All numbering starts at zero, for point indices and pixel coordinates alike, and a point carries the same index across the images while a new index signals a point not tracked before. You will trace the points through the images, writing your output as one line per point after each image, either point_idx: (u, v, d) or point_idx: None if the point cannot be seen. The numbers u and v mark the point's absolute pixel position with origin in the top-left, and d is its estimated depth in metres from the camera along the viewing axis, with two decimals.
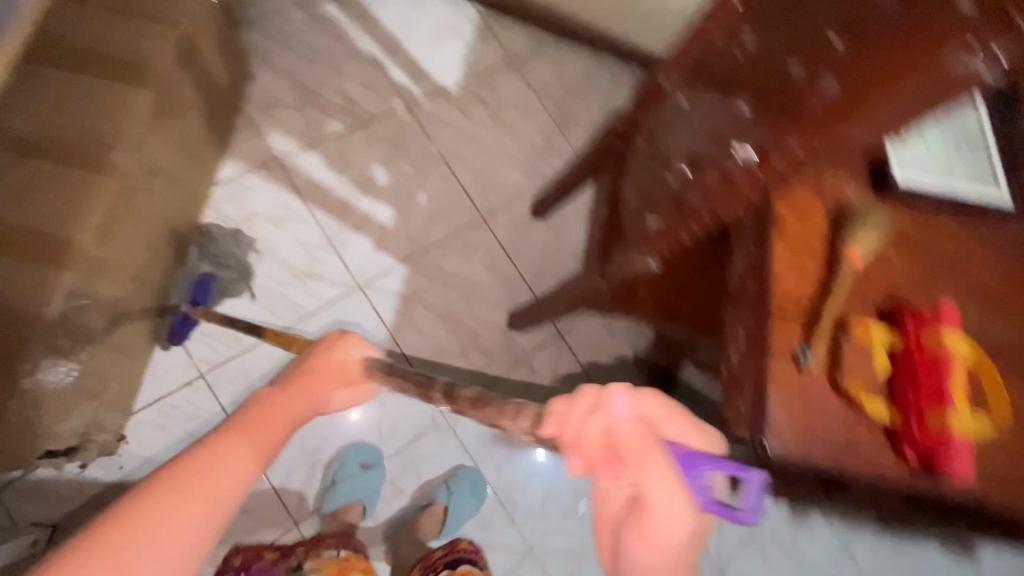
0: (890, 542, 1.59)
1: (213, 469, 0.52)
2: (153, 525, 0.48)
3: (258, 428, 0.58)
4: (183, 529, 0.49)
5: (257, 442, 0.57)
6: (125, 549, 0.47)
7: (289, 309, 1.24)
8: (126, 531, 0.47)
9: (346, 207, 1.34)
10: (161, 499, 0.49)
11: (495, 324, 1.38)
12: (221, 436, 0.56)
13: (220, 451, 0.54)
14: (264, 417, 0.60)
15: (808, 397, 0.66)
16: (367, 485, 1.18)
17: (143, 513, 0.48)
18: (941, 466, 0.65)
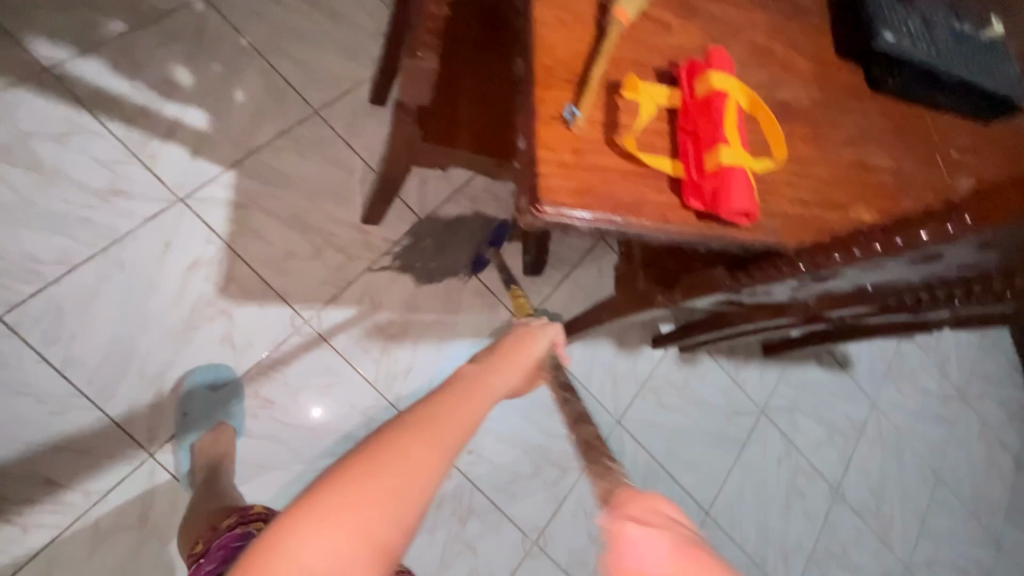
0: (772, 369, 1.70)
1: (439, 432, 0.47)
2: (380, 483, 0.42)
3: (471, 398, 0.53)
4: (396, 494, 0.42)
5: (467, 421, 0.51)
6: (357, 498, 0.41)
7: (97, 232, 1.10)
8: (364, 473, 0.43)
9: (146, 115, 1.19)
10: (410, 448, 0.45)
11: (348, 221, 1.29)
12: (448, 400, 0.51)
13: (449, 413, 0.50)
14: (473, 395, 0.54)
15: (586, 156, 0.63)
16: (222, 408, 1.07)
17: (397, 453, 0.44)
18: (723, 202, 0.65)
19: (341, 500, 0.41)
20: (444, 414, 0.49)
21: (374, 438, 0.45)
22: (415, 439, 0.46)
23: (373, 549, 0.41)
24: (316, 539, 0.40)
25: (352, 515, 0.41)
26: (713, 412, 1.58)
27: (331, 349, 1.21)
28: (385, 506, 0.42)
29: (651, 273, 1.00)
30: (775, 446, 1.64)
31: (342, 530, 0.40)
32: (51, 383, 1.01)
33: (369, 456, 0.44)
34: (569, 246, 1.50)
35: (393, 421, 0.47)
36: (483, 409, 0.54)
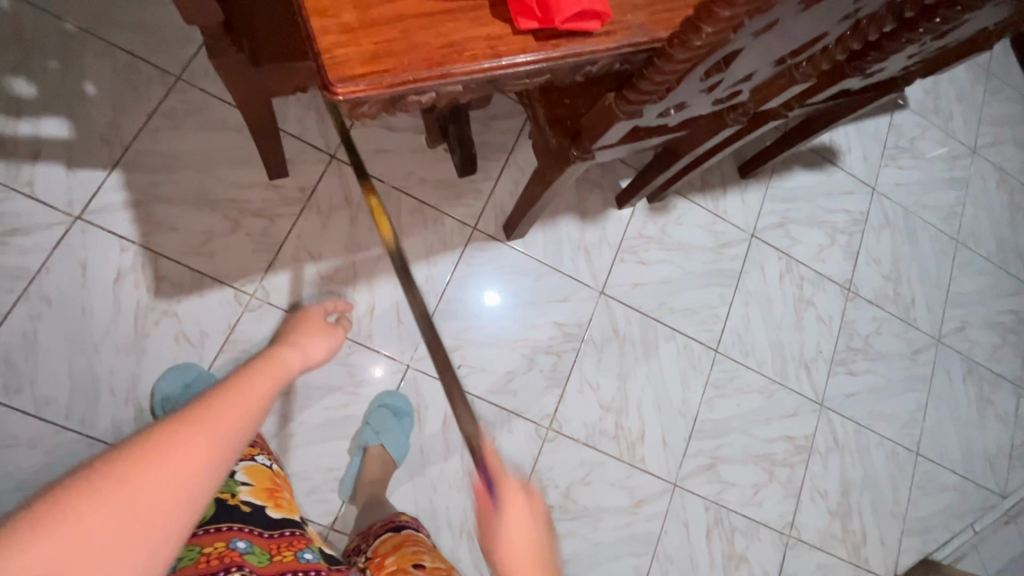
0: (754, 189, 1.59)
1: (221, 420, 0.50)
2: (157, 475, 0.44)
3: (255, 386, 0.57)
4: (163, 492, 0.44)
5: (247, 405, 0.54)
6: (111, 499, 0.41)
7: (13, 275, 1.07)
8: (135, 469, 0.43)
9: (4, 141, 1.10)
10: (191, 430, 0.48)
11: (256, 183, 1.22)
12: (244, 380, 0.58)
13: (248, 384, 0.57)
14: (259, 374, 0.60)
15: (375, 10, 0.53)
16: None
17: (170, 437, 0.46)
18: (556, 9, 0.55)
19: (108, 493, 0.42)
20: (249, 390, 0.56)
21: (145, 431, 0.47)
22: (201, 424, 0.49)
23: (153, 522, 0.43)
24: (108, 507, 0.41)
25: (103, 518, 0.41)
26: (700, 252, 1.51)
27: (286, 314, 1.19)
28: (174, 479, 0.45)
29: (559, 128, 0.89)
30: (773, 265, 1.57)
31: (110, 519, 0.41)
32: (34, 427, 1.04)
33: (141, 445, 0.45)
34: (496, 131, 1.38)
35: (195, 400, 0.52)
36: (270, 389, 0.59)
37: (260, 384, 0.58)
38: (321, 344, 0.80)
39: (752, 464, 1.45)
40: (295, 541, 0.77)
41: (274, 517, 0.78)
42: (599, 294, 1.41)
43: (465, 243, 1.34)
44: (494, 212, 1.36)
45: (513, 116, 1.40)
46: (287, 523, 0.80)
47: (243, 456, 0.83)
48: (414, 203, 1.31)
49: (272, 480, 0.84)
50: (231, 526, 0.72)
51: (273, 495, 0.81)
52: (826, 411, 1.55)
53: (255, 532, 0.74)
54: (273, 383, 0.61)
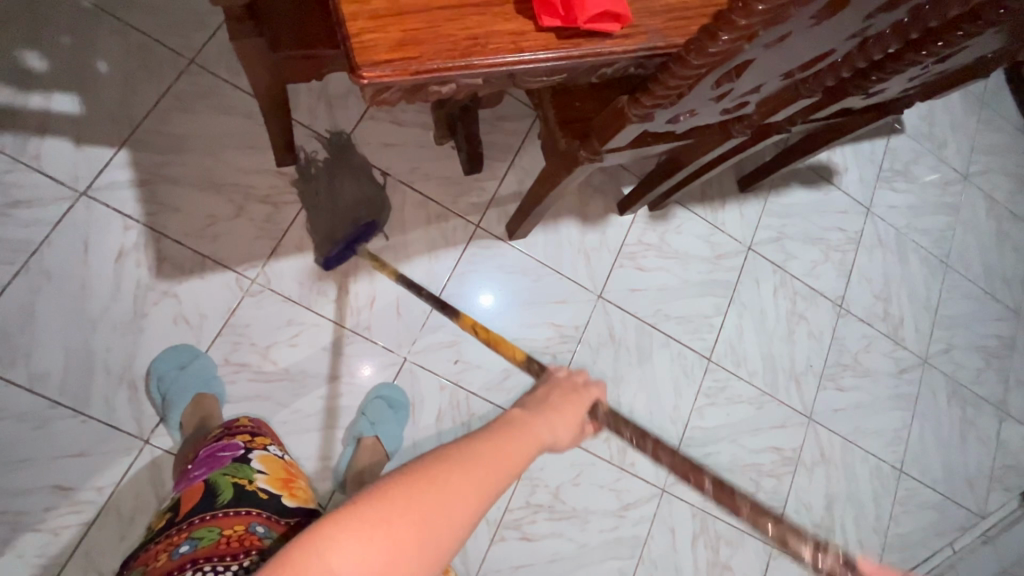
0: (753, 202, 1.62)
1: (484, 477, 0.56)
2: (425, 514, 0.50)
3: (511, 448, 0.61)
4: (438, 524, 0.50)
5: (500, 465, 0.59)
6: (408, 515, 0.49)
7: (15, 248, 1.07)
8: (423, 494, 0.51)
9: (12, 114, 1.10)
10: (459, 471, 0.54)
11: (263, 169, 1.22)
12: (503, 439, 0.62)
13: (505, 446, 0.62)
14: (514, 439, 0.63)
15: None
16: (193, 380, 1.08)
17: (443, 477, 0.53)
18: (578, 9, 0.57)
19: (403, 510, 0.49)
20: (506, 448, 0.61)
21: (432, 462, 0.54)
22: (461, 475, 0.54)
23: (422, 556, 0.49)
24: (396, 527, 0.48)
25: (398, 536, 0.48)
26: (698, 261, 1.53)
27: (285, 301, 1.19)
28: (439, 516, 0.51)
29: (568, 128, 0.90)
30: (769, 279, 1.60)
31: (390, 534, 0.48)
32: (26, 401, 1.03)
33: (427, 475, 0.52)
34: (504, 132, 1.40)
35: (461, 442, 0.59)
36: (518, 456, 0.62)
37: (512, 450, 0.62)
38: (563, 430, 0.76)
39: (740, 474, 1.47)
40: None
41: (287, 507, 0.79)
42: (597, 297, 1.42)
43: (467, 240, 1.35)
44: (498, 211, 1.38)
45: (522, 118, 1.41)
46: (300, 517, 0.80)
47: (257, 446, 0.86)
48: (418, 197, 1.32)
49: (286, 470, 0.86)
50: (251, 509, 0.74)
51: (287, 485, 0.83)
52: (814, 425, 1.57)
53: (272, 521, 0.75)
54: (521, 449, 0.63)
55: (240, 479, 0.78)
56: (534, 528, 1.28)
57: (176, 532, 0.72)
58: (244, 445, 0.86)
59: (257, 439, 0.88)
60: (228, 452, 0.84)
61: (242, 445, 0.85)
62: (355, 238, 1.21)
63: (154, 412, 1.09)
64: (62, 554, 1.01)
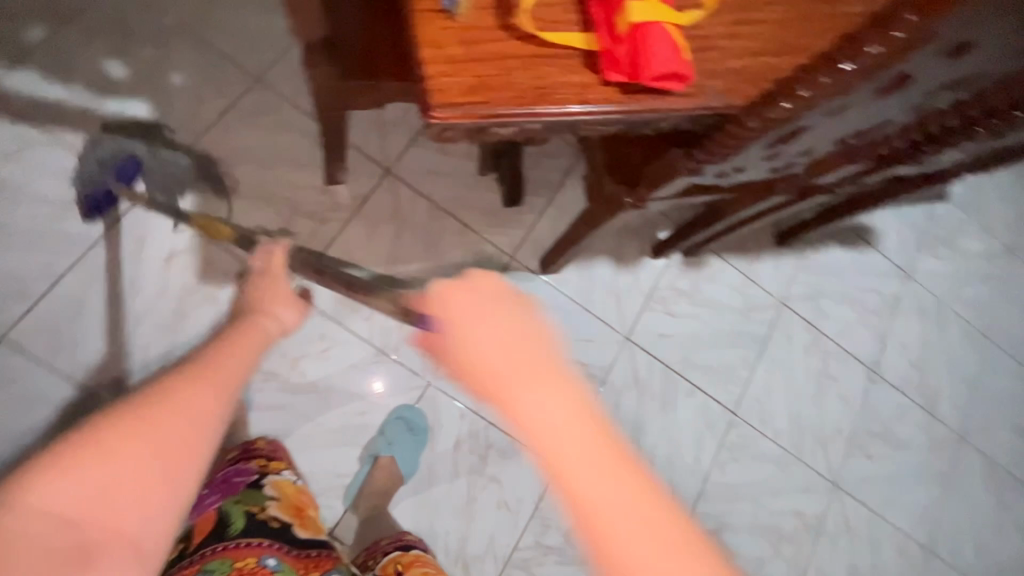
0: (789, 257, 1.60)
1: (203, 397, 0.65)
2: (138, 445, 0.59)
3: (219, 374, 0.70)
4: (163, 454, 0.60)
5: (220, 386, 0.68)
6: (121, 451, 0.58)
7: (75, 242, 1.12)
8: (137, 430, 0.59)
9: (90, 116, 1.17)
10: (182, 404, 0.63)
11: (311, 185, 1.26)
12: (197, 378, 0.69)
13: (191, 385, 0.67)
14: (223, 367, 0.72)
15: (478, 46, 0.56)
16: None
17: (164, 411, 0.62)
18: (644, 67, 0.58)
19: (118, 445, 0.58)
20: (190, 384, 0.67)
21: (148, 400, 0.62)
22: (172, 408, 0.62)
23: (156, 475, 0.59)
24: (117, 457, 0.58)
25: (120, 465, 0.58)
26: (729, 312, 1.52)
27: (320, 315, 1.22)
28: (171, 443, 0.61)
29: (617, 174, 0.92)
30: (800, 336, 1.57)
31: (117, 464, 0.58)
32: (66, 389, 1.07)
33: (142, 413, 0.61)
34: (546, 168, 1.42)
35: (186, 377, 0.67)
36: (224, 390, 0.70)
37: (222, 379, 0.70)
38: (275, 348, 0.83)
39: (758, 535, 1.42)
40: (319, 561, 0.88)
41: (297, 535, 0.90)
42: (625, 339, 1.41)
43: (501, 271, 1.36)
44: (533, 244, 1.39)
45: (564, 156, 1.44)
46: (309, 542, 0.90)
47: (270, 471, 0.97)
48: (457, 225, 1.35)
49: (297, 497, 0.96)
50: (262, 541, 0.84)
51: (297, 511, 0.93)
52: (839, 492, 1.51)
53: (281, 549, 0.85)
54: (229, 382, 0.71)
55: (252, 507, 0.88)
56: (542, 570, 1.25)
57: (195, 562, 0.81)
58: (257, 470, 0.96)
59: (269, 464, 0.98)
60: (242, 478, 0.93)
61: (255, 472, 0.95)
62: (116, 182, 1.15)
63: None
64: None
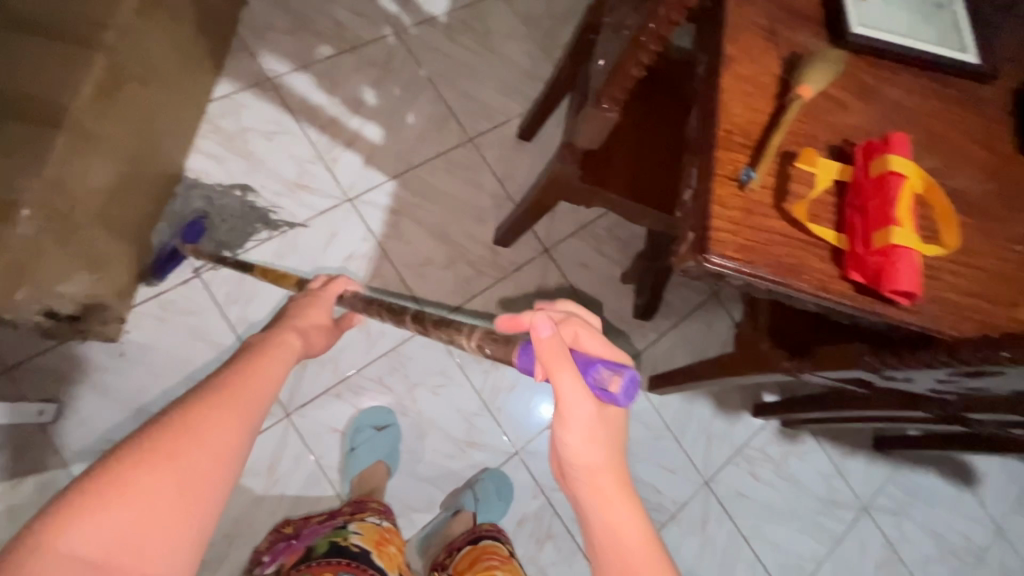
0: (883, 465, 1.57)
1: (241, 397, 0.55)
2: (184, 454, 0.49)
3: (265, 371, 0.60)
4: (197, 475, 0.48)
5: (260, 387, 0.58)
6: (161, 467, 0.47)
7: (285, 218, 1.29)
8: (174, 447, 0.48)
9: (336, 125, 1.39)
10: (212, 407, 0.52)
11: (481, 239, 1.40)
12: (244, 373, 0.59)
13: (248, 385, 0.57)
14: (247, 371, 0.59)
15: (753, 215, 0.67)
16: (380, 448, 1.18)
17: (192, 421, 0.51)
18: (889, 280, 0.66)
19: (164, 460, 0.48)
20: (233, 383, 0.56)
21: (187, 407, 0.52)
22: (218, 406, 0.53)
23: (187, 492, 0.48)
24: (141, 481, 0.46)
25: (144, 497, 0.46)
26: (809, 497, 1.48)
27: (448, 353, 1.30)
28: (215, 453, 0.50)
29: (777, 338, 1.01)
30: (875, 550, 1.50)
31: (135, 498, 0.45)
32: (227, 336, 1.20)
33: (172, 426, 0.50)
34: (680, 297, 1.51)
35: (211, 387, 0.55)
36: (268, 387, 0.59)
37: (257, 390, 0.57)
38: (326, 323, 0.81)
39: None
40: None
41: (376, 563, 0.94)
42: (705, 484, 1.40)
43: None
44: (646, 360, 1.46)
45: (700, 292, 1.53)
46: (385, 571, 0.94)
47: (355, 517, 1.03)
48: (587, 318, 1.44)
49: (379, 533, 1.01)
50: (340, 560, 0.91)
51: (378, 545, 0.98)
52: None
53: (361, 566, 0.91)
54: (277, 374, 0.61)
55: (336, 538, 0.96)
56: None
57: None
58: (343, 518, 1.01)
59: (354, 514, 1.04)
60: (328, 525, 1.00)
61: (341, 519, 1.01)
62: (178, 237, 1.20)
63: (339, 454, 1.19)
64: None
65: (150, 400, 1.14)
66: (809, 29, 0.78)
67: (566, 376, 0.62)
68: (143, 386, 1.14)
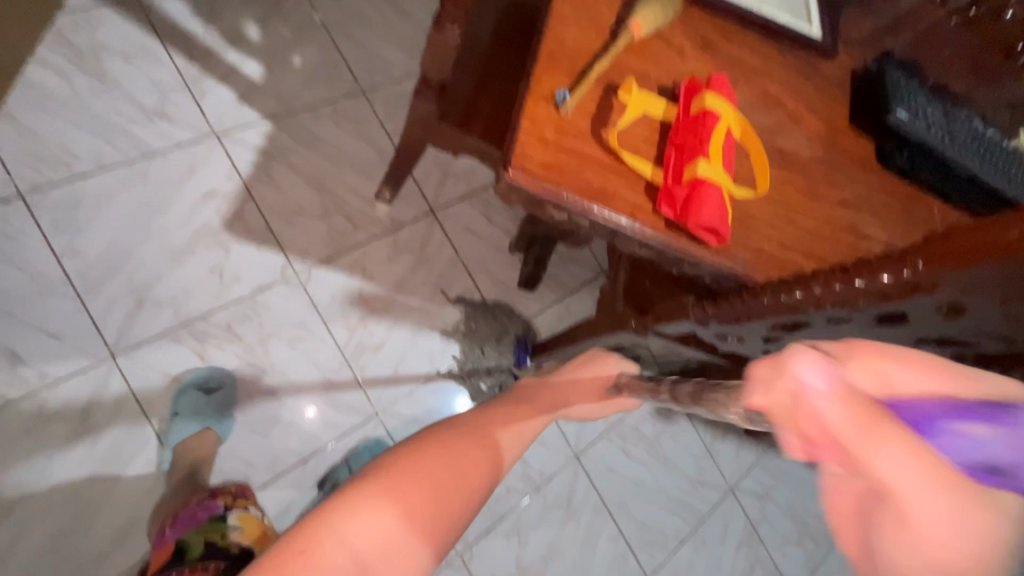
0: (753, 450, 1.61)
1: (460, 459, 0.54)
2: (409, 495, 0.50)
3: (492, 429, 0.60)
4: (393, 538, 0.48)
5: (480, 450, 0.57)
6: (380, 512, 0.49)
7: (136, 146, 1.17)
8: (393, 481, 0.51)
9: (211, 57, 1.29)
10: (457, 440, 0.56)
11: (362, 193, 1.34)
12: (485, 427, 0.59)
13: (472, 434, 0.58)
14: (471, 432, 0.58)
15: (567, 139, 0.65)
16: (206, 413, 1.08)
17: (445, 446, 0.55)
18: (693, 214, 0.66)
19: (374, 500, 0.49)
20: (462, 433, 0.57)
21: (409, 442, 0.55)
22: (441, 454, 0.54)
23: (416, 536, 0.49)
24: (383, 508, 0.49)
25: (379, 525, 0.48)
26: (679, 477, 1.50)
27: (311, 306, 1.24)
28: (439, 486, 0.52)
29: (629, 299, 1.01)
30: (737, 531, 1.54)
31: (377, 528, 0.48)
32: (47, 265, 1.07)
33: (397, 469, 0.52)
34: (568, 271, 1.50)
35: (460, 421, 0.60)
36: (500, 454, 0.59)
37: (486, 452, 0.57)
38: (586, 400, 0.79)
39: None
40: None
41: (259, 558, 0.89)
42: (575, 458, 1.39)
43: (488, 341, 1.37)
44: (528, 331, 1.43)
45: (588, 269, 1.53)
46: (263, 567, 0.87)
47: (234, 508, 0.96)
48: (469, 284, 1.40)
49: (262, 528, 0.96)
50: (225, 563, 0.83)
51: (260, 538, 0.92)
52: None
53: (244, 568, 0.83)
54: (523, 421, 0.65)
55: (213, 536, 0.88)
56: None
57: None
58: (223, 505, 0.96)
59: (235, 500, 0.98)
60: (207, 510, 0.94)
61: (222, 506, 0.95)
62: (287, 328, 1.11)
63: (159, 425, 1.08)
64: None
65: None
66: None
67: (891, 450, 0.30)
68: None
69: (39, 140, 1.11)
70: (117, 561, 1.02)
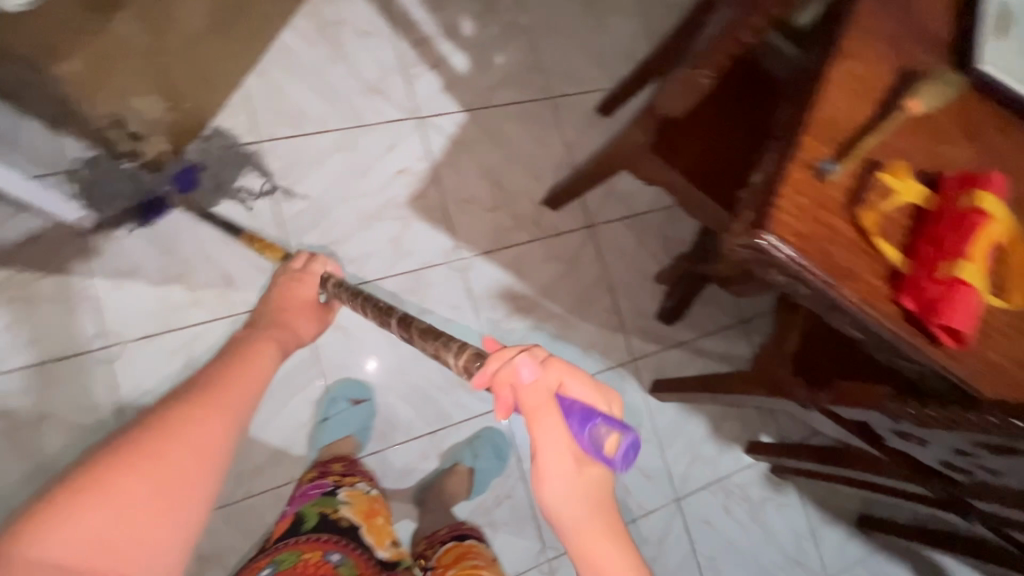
0: (859, 544, 1.51)
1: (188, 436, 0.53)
2: (132, 479, 0.48)
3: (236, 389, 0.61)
4: (183, 471, 0.51)
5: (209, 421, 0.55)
6: (130, 487, 0.48)
7: (352, 116, 1.30)
8: (129, 462, 0.49)
9: (427, 45, 1.39)
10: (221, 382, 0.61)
11: (531, 195, 1.39)
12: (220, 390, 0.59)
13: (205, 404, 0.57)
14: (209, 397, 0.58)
15: (822, 209, 0.64)
16: (355, 421, 1.18)
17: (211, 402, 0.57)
18: (943, 314, 0.62)
19: (111, 476, 0.48)
20: (182, 402, 0.56)
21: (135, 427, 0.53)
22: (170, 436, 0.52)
23: (154, 508, 0.48)
24: (194, 441, 0.53)
25: (114, 503, 0.47)
26: (775, 550, 1.44)
27: (465, 291, 1.31)
28: (180, 468, 0.51)
29: (797, 364, 0.99)
30: None
31: (151, 481, 0.49)
32: (266, 207, 1.21)
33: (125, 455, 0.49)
34: (706, 313, 1.48)
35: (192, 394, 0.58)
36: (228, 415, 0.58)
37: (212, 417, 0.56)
38: None
39: None
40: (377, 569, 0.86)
41: (364, 538, 0.88)
42: (677, 501, 1.37)
43: (617, 363, 1.39)
44: (656, 363, 1.42)
45: (727, 315, 1.49)
46: (372, 549, 0.89)
47: (343, 483, 0.95)
48: (610, 303, 1.41)
49: (369, 504, 0.95)
50: (330, 538, 0.84)
51: (367, 518, 0.91)
52: None
53: (350, 547, 0.85)
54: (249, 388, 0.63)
55: (324, 510, 0.88)
56: None
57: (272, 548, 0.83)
58: (332, 483, 0.94)
59: (344, 476, 0.97)
60: (318, 488, 0.92)
61: (330, 483, 0.94)
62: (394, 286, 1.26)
63: (307, 421, 1.17)
64: (186, 321, 1.14)
65: (177, 240, 1.14)
66: (936, 51, 0.74)
67: None
68: (173, 225, 1.14)
69: (279, 97, 1.26)
70: (271, 476, 1.13)
